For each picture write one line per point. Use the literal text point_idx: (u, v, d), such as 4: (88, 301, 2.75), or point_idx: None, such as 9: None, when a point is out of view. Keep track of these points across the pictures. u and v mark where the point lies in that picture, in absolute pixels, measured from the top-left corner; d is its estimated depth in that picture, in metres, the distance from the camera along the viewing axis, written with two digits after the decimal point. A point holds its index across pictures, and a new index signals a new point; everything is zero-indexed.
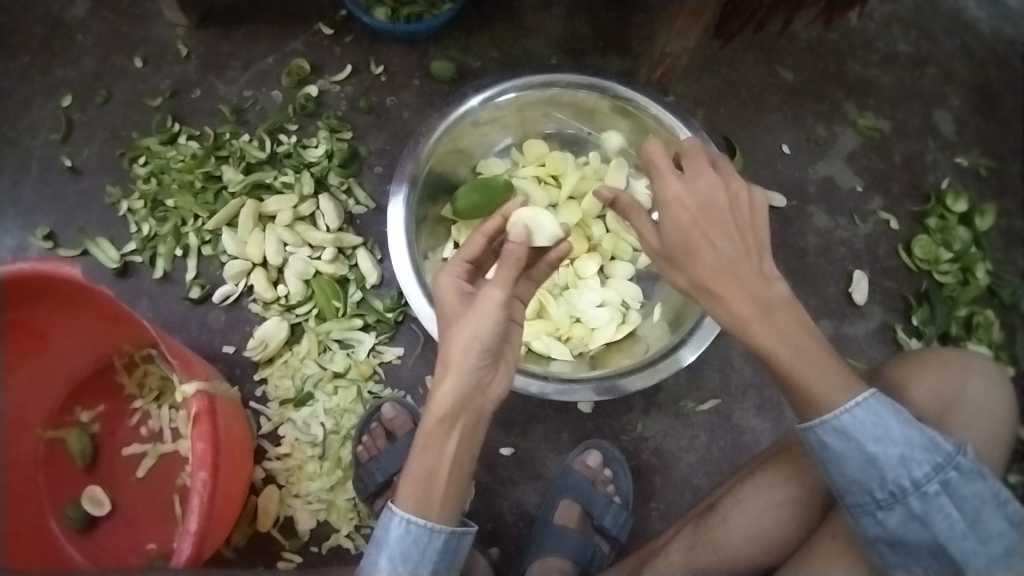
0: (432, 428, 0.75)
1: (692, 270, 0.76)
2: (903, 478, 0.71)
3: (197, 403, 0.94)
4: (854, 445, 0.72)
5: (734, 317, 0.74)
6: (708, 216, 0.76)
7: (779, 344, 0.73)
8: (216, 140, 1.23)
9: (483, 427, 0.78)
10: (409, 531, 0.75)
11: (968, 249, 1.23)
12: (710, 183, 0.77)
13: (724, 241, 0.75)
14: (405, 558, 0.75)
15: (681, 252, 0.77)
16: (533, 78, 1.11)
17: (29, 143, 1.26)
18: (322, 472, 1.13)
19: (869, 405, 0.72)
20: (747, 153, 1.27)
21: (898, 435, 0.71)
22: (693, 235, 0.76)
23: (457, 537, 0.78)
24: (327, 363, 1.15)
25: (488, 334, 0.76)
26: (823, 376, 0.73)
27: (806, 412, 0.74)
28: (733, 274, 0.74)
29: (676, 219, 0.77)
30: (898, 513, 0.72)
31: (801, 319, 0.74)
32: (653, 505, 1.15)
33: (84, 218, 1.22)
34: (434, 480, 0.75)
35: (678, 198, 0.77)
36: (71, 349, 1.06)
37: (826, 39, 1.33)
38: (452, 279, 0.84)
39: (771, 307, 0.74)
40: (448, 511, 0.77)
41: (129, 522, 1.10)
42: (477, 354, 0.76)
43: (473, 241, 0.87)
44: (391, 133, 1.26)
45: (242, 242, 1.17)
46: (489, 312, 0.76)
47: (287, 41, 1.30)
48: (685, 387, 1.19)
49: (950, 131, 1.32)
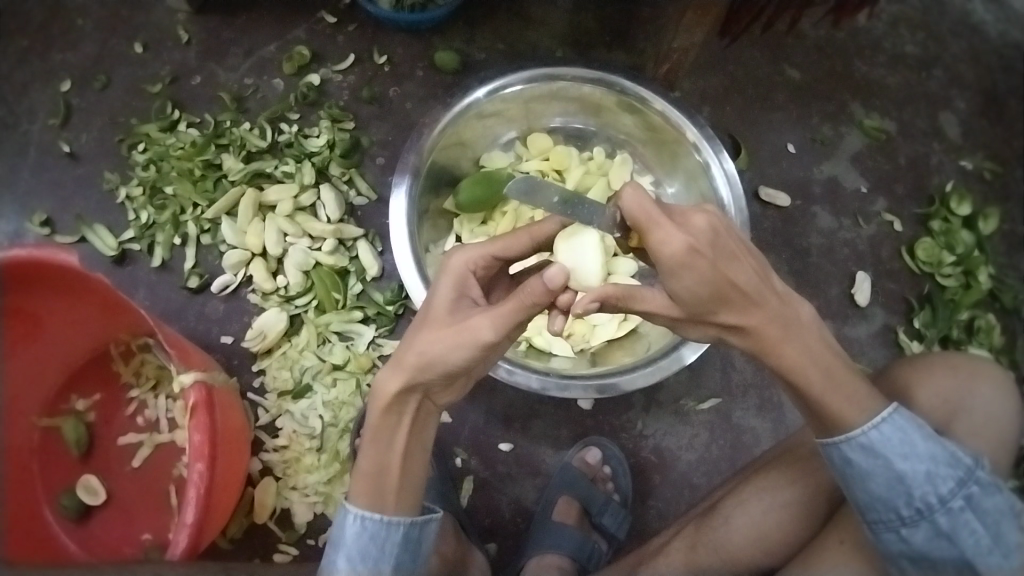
0: (379, 418, 0.74)
1: (728, 315, 0.71)
2: (930, 495, 0.72)
3: (195, 393, 0.93)
4: (881, 462, 0.73)
5: (760, 340, 0.72)
6: (723, 262, 0.67)
7: (807, 367, 0.73)
8: (216, 128, 1.22)
9: (432, 424, 0.79)
10: (365, 527, 0.75)
11: (971, 253, 1.23)
12: (701, 222, 0.67)
13: (748, 283, 0.69)
14: (365, 555, 0.75)
15: (711, 303, 0.69)
16: (539, 71, 1.09)
17: (26, 128, 1.24)
18: (319, 465, 1.12)
19: (893, 421, 0.73)
20: (752, 151, 1.26)
21: (923, 451, 0.72)
22: (719, 286, 0.67)
23: (418, 527, 0.78)
24: (326, 356, 1.15)
25: (454, 362, 0.71)
26: (847, 398, 0.74)
27: (829, 428, 0.76)
28: (757, 306, 0.70)
29: (695, 276, 0.67)
30: (924, 530, 0.73)
31: (821, 335, 0.74)
32: (651, 503, 1.16)
33: (81, 205, 1.21)
34: (385, 476, 0.76)
35: (693, 250, 0.65)
36: (67, 337, 1.05)
37: (833, 39, 1.33)
38: (466, 274, 0.78)
39: (796, 325, 0.73)
40: (405, 504, 0.77)
41: (123, 512, 1.09)
42: (435, 372, 0.71)
43: (517, 237, 0.81)
44: (394, 123, 1.25)
45: (241, 231, 1.16)
46: (466, 344, 0.70)
47: (290, 29, 1.29)
48: (685, 386, 1.18)
49: (955, 134, 1.32)
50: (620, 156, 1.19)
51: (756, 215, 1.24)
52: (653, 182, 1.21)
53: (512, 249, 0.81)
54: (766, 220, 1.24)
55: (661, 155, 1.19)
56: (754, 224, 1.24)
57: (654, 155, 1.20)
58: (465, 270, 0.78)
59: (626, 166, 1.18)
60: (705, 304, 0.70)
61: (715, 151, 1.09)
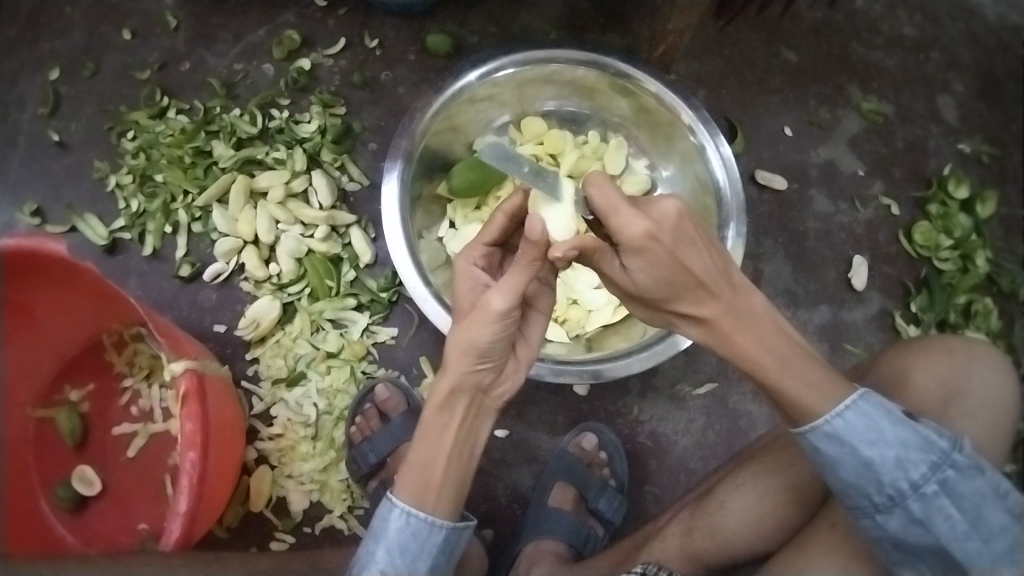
0: (432, 416, 0.76)
1: (684, 303, 0.72)
2: (901, 481, 0.72)
3: (184, 381, 0.92)
4: (847, 449, 0.73)
5: (715, 330, 0.73)
6: (681, 250, 0.68)
7: (762, 354, 0.73)
8: (206, 114, 1.20)
9: (484, 421, 0.79)
10: (409, 524, 0.74)
11: (968, 237, 1.22)
12: (666, 209, 0.68)
13: (706, 271, 0.69)
14: (404, 549, 0.74)
15: (666, 290, 0.71)
16: (534, 54, 1.08)
17: (15, 117, 1.22)
18: (315, 453, 1.13)
19: (859, 407, 0.73)
20: (749, 135, 1.25)
21: (891, 436, 0.72)
22: (675, 273, 0.69)
23: (457, 532, 0.78)
24: (319, 343, 1.14)
25: (485, 341, 0.72)
26: (806, 385, 0.74)
27: (797, 418, 0.75)
28: (712, 297, 0.71)
29: (650, 261, 0.68)
30: (898, 516, 0.73)
31: (777, 322, 0.75)
32: (647, 488, 1.16)
33: (72, 195, 1.20)
34: (430, 471, 0.75)
35: (653, 236, 0.67)
36: (60, 329, 1.04)
37: (831, 20, 1.31)
38: (470, 268, 0.80)
39: (749, 316, 0.73)
40: (445, 503, 0.76)
41: (118, 502, 1.09)
42: (472, 357, 0.73)
43: (495, 221, 0.80)
44: (386, 109, 1.24)
45: (232, 219, 1.15)
46: (488, 324, 0.72)
47: (280, 13, 1.27)
48: (681, 371, 1.18)
49: (953, 117, 1.30)
50: (614, 140, 1.18)
51: (753, 199, 1.23)
52: (648, 166, 1.20)
53: (492, 230, 0.80)
54: (762, 204, 1.23)
55: (655, 138, 1.17)
56: (751, 208, 1.23)
57: (649, 138, 1.18)
58: (467, 267, 0.80)
59: (620, 150, 1.17)
60: (661, 291, 0.71)
61: (711, 134, 1.08)
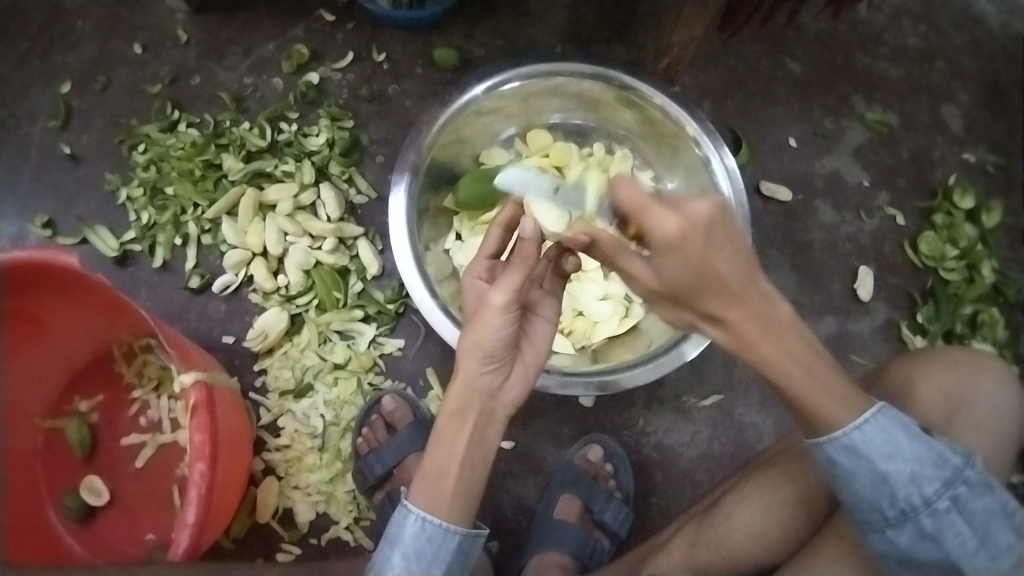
0: (446, 423, 0.76)
1: (711, 305, 0.70)
2: (914, 496, 0.72)
3: (195, 393, 0.93)
4: (864, 463, 0.73)
5: (740, 334, 0.71)
6: (712, 252, 0.66)
7: (787, 360, 0.71)
8: (216, 127, 1.22)
9: (496, 429, 0.78)
10: (424, 529, 0.74)
11: (973, 246, 1.23)
12: (699, 210, 0.66)
13: (733, 274, 0.67)
14: (419, 556, 0.74)
15: (690, 290, 0.69)
16: (539, 67, 1.09)
17: (27, 130, 1.24)
18: (321, 464, 1.13)
19: (877, 422, 0.72)
20: (753, 146, 1.25)
21: (908, 450, 0.72)
22: (699, 274, 0.67)
23: (470, 540, 0.77)
24: (327, 355, 1.15)
25: (490, 339, 0.75)
26: (832, 396, 0.73)
27: (815, 427, 0.75)
28: (738, 300, 0.69)
29: (682, 261, 0.66)
30: (909, 531, 0.73)
31: (802, 335, 0.73)
32: (653, 500, 1.16)
33: (82, 207, 1.21)
34: (444, 479, 0.75)
35: (685, 235, 0.65)
36: (69, 340, 1.05)
37: (835, 31, 1.31)
38: (474, 283, 0.85)
39: (775, 325, 0.71)
40: (458, 511, 0.75)
41: (125, 512, 1.09)
42: (479, 358, 0.76)
43: (490, 235, 0.86)
44: (393, 122, 1.25)
45: (241, 231, 1.16)
46: (493, 319, 0.75)
47: (288, 27, 1.28)
48: (688, 382, 1.18)
49: (957, 126, 1.31)
50: (619, 152, 1.18)
51: (758, 210, 1.23)
52: (653, 177, 1.21)
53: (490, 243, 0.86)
54: (767, 216, 1.23)
55: (661, 150, 1.18)
56: (755, 219, 1.23)
57: (653, 150, 1.19)
58: (472, 279, 0.85)
59: (625, 161, 1.17)
60: (686, 289, 0.69)
61: (716, 145, 1.08)
